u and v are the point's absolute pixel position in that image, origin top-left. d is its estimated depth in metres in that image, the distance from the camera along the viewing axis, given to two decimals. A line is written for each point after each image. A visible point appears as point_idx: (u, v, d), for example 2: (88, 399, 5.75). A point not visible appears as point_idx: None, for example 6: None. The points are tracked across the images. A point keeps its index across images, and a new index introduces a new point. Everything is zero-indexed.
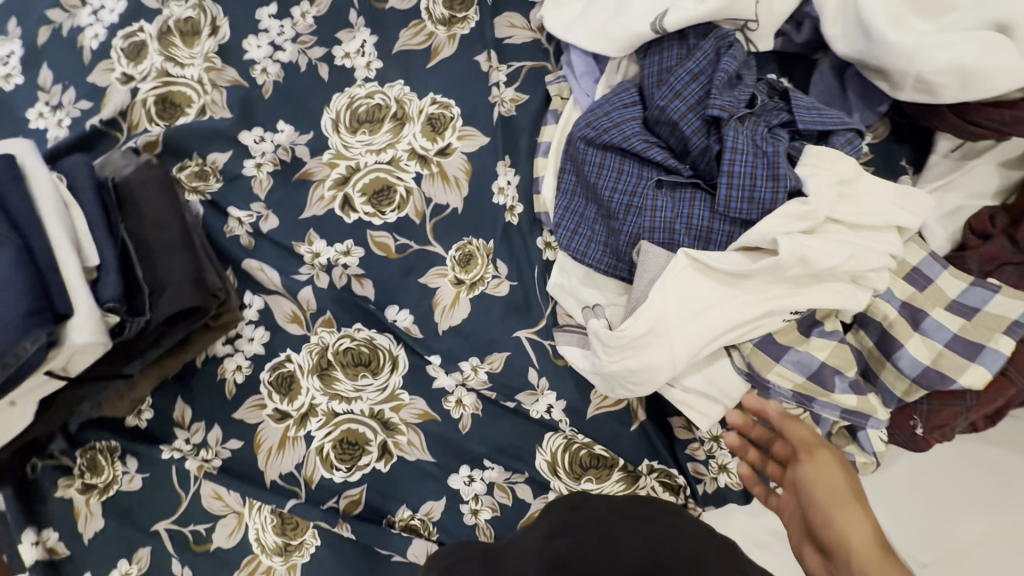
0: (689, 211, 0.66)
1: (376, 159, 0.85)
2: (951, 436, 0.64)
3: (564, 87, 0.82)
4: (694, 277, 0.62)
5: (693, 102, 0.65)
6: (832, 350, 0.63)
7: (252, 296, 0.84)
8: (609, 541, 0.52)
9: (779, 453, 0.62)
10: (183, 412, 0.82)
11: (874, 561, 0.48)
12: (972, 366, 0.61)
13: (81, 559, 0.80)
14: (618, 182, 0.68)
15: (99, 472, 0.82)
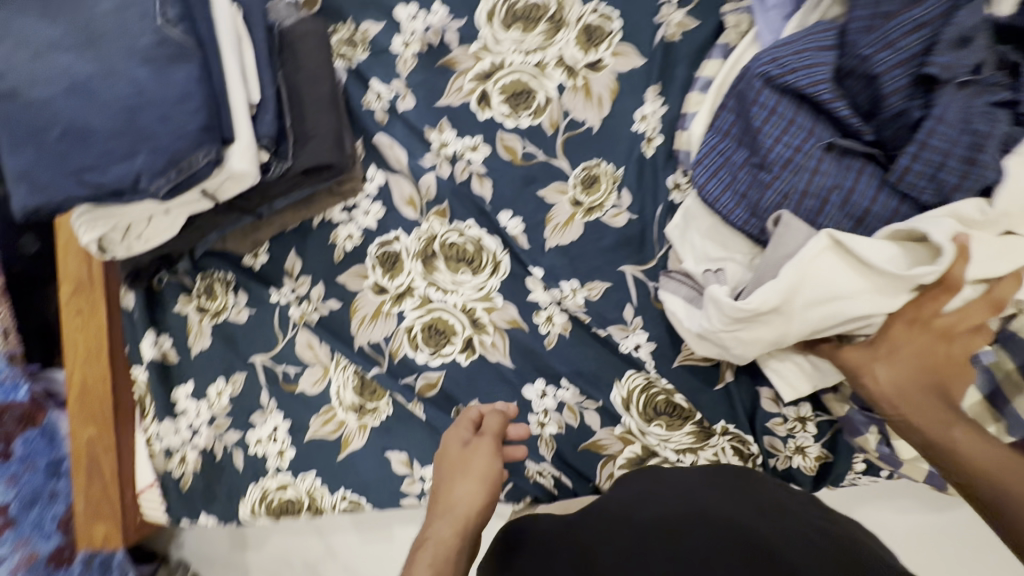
0: (850, 180, 0.62)
1: (522, 60, 0.82)
2: None
3: (743, 20, 0.75)
4: (834, 261, 0.58)
5: (901, 60, 0.59)
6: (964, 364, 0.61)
7: (375, 171, 0.86)
8: (697, 498, 0.57)
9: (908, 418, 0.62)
10: (293, 265, 0.88)
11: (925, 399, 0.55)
12: None
13: (188, 368, 0.89)
14: (784, 134, 0.64)
15: (214, 298, 0.90)
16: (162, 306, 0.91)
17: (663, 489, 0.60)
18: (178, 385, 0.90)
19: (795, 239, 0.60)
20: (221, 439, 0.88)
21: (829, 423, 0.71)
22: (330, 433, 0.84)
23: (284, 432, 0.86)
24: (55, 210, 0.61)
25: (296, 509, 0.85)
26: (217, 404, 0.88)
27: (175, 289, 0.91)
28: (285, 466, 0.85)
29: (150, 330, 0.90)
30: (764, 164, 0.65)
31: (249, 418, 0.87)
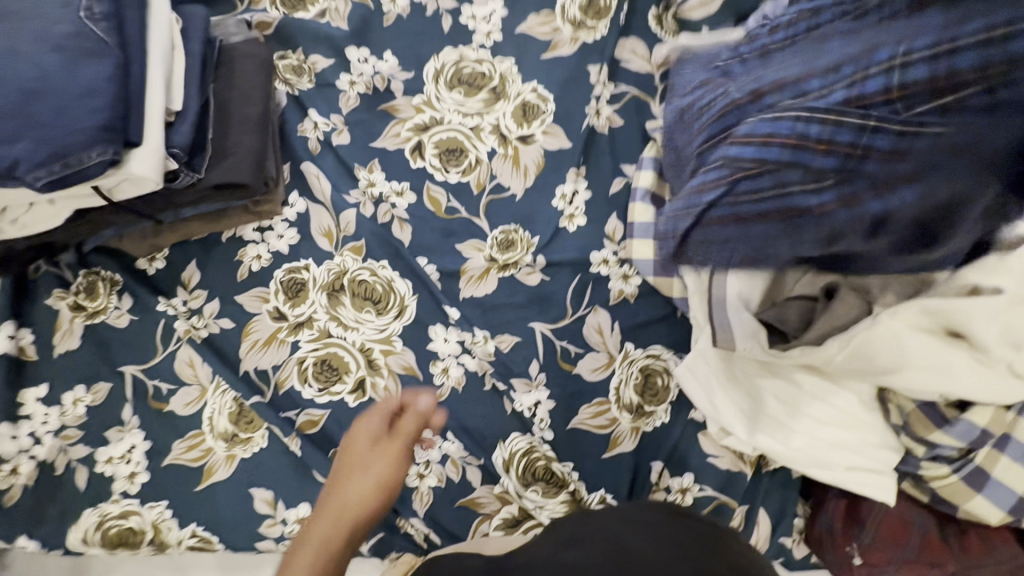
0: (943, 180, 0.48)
1: (460, 120, 0.87)
2: None
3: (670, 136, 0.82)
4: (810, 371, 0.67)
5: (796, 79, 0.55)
6: (886, 440, 0.64)
7: (297, 197, 0.85)
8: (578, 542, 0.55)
9: (833, 510, 0.69)
10: (191, 276, 0.84)
11: (873, 536, 0.65)
12: (976, 498, 0.60)
13: (44, 368, 0.82)
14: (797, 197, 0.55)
15: (94, 298, 0.84)
16: (32, 297, 0.83)
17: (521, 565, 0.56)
18: (27, 387, 0.81)
19: (850, 315, 0.62)
20: (66, 453, 0.80)
21: (710, 498, 0.74)
22: (192, 461, 0.78)
23: (141, 453, 0.79)
24: None
25: (135, 541, 0.77)
26: (71, 412, 0.81)
27: (51, 281, 0.83)
28: (132, 492, 0.78)
29: (8, 321, 0.81)
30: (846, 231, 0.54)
31: (104, 434, 0.80)
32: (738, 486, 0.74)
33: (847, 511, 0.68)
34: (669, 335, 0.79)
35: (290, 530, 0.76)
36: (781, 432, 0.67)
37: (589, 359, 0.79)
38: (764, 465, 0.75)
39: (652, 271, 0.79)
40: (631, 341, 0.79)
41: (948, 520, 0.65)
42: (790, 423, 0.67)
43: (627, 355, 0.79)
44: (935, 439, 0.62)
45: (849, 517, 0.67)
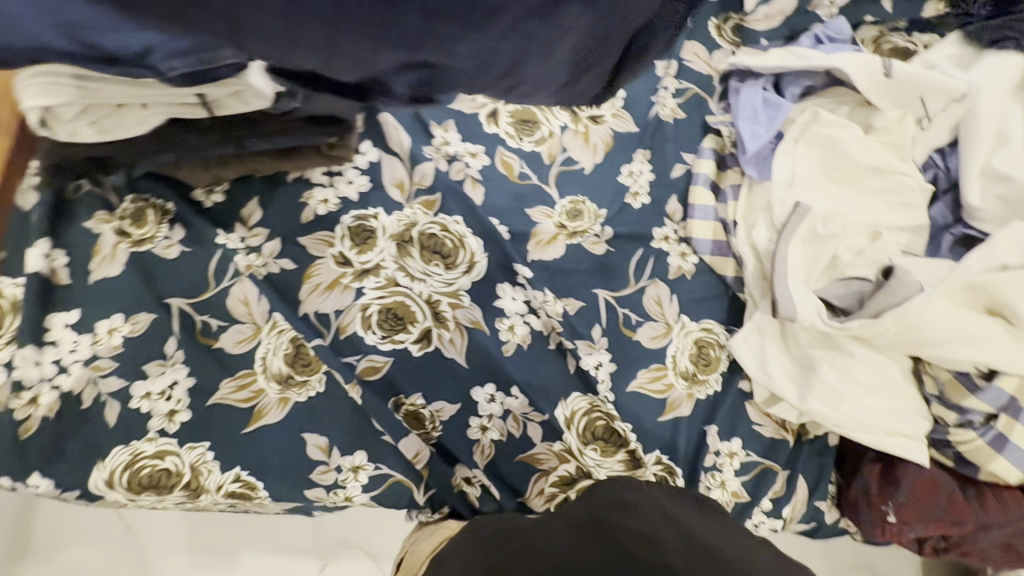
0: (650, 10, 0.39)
1: None
2: (905, 533, 0.73)
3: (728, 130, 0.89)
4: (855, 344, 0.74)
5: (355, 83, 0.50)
6: (920, 408, 0.73)
7: (369, 146, 0.85)
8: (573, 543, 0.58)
9: (871, 474, 0.75)
10: (252, 214, 0.81)
11: (910, 496, 0.73)
12: (997, 458, 0.69)
13: (77, 294, 0.75)
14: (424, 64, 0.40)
15: (142, 225, 0.79)
16: (69, 216, 0.77)
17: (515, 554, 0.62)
18: (55, 312, 0.74)
19: (905, 290, 0.70)
20: (95, 385, 0.73)
21: (755, 464, 0.79)
22: (240, 401, 0.75)
23: (184, 390, 0.75)
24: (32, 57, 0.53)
25: (167, 484, 0.71)
26: (105, 343, 0.74)
27: (94, 203, 0.78)
28: (171, 431, 0.73)
29: (45, 238, 0.74)
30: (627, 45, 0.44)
31: (141, 368, 0.74)
32: (780, 453, 0.79)
33: (885, 475, 0.75)
34: (722, 311, 0.84)
35: (344, 478, 0.75)
36: (833, 398, 0.73)
37: (649, 328, 0.83)
38: (804, 435, 0.81)
39: (711, 250, 0.85)
40: (688, 314, 0.84)
41: (968, 481, 0.74)
42: (843, 389, 0.73)
43: (683, 326, 0.83)
44: (969, 405, 0.71)
45: (885, 479, 0.74)
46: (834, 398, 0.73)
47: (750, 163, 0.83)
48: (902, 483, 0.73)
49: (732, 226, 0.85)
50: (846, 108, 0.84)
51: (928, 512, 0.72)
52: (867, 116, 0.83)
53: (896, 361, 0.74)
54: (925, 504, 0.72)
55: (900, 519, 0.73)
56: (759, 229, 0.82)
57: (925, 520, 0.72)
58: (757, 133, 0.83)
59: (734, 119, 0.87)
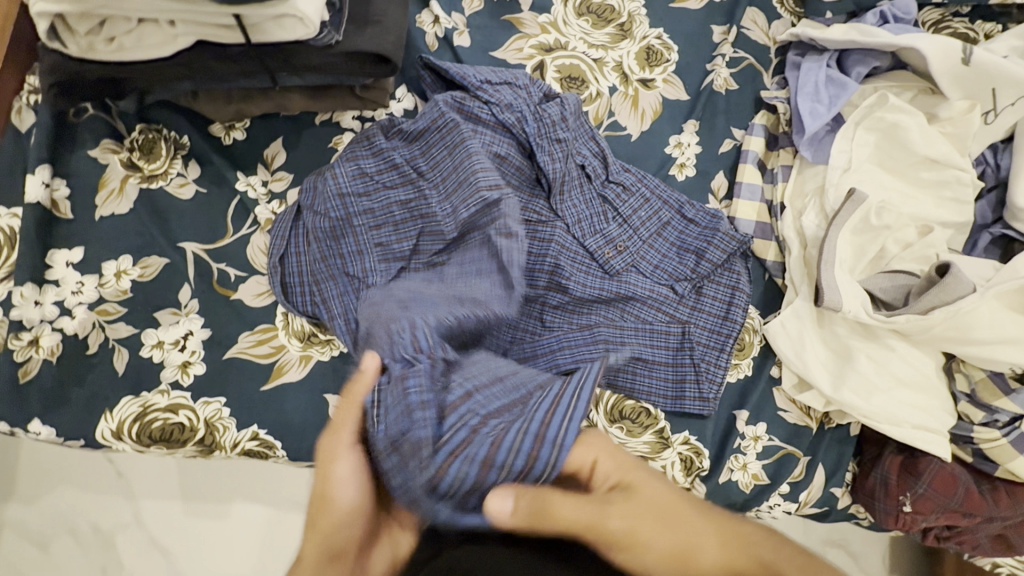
0: (584, 141, 0.79)
1: (584, 50, 0.84)
2: (917, 523, 0.76)
3: (785, 108, 0.84)
4: (892, 338, 0.74)
5: (679, 407, 0.76)
6: (947, 405, 0.74)
7: (405, 93, 0.79)
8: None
9: (893, 464, 0.76)
10: (275, 156, 0.75)
11: (929, 490, 0.74)
12: (1020, 458, 0.70)
13: (81, 230, 0.69)
14: (575, 246, 0.77)
15: (154, 159, 0.72)
16: (72, 142, 0.70)
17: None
18: (57, 248, 0.68)
19: (958, 289, 0.69)
20: (101, 331, 0.68)
21: (777, 447, 0.79)
22: (259, 356, 0.70)
23: (198, 341, 0.69)
24: None
25: (180, 440, 0.67)
26: (112, 286, 0.68)
27: (99, 131, 0.71)
28: (185, 384, 0.68)
29: (46, 165, 0.68)
30: (601, 175, 0.80)
31: (153, 315, 0.69)
32: (802, 439, 0.79)
33: (907, 465, 0.76)
34: (758, 296, 0.82)
35: None
36: (865, 389, 0.73)
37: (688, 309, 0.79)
38: (826, 424, 0.81)
39: (755, 231, 0.82)
40: None
41: (983, 477, 0.75)
42: (877, 381, 0.73)
43: None
44: (999, 405, 0.71)
45: (905, 470, 0.76)
46: (867, 389, 0.73)
47: (806, 146, 0.80)
48: (924, 473, 0.75)
49: (779, 209, 0.82)
50: (910, 93, 0.80)
51: (947, 504, 0.74)
52: (932, 104, 0.79)
53: (927, 356, 0.74)
54: (945, 496, 0.74)
55: (920, 508, 0.75)
56: (808, 213, 0.79)
57: (940, 510, 0.75)
58: (817, 112, 0.78)
59: (792, 95, 0.83)
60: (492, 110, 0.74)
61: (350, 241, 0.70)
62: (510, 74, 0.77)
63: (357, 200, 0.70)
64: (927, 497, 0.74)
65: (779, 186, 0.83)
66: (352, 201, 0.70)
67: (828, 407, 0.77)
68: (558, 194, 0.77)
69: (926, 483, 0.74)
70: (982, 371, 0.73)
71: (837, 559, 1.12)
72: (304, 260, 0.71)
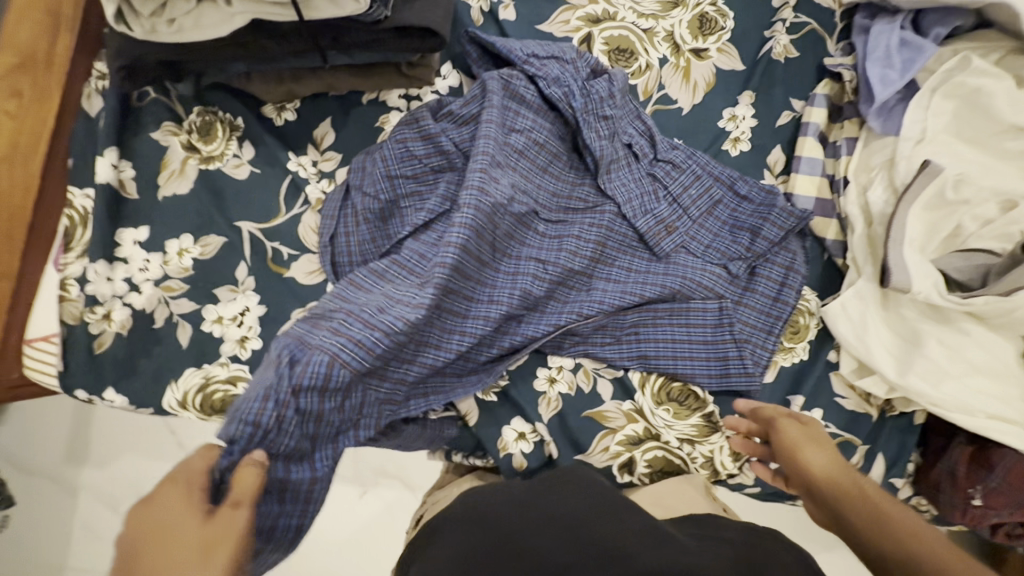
0: (630, 119, 0.77)
1: (633, 20, 0.81)
2: (988, 520, 0.70)
3: (851, 75, 0.78)
4: (967, 322, 0.69)
5: (725, 386, 0.74)
6: None
7: (450, 69, 0.78)
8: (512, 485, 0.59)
9: (961, 455, 0.72)
10: (324, 136, 0.76)
11: (1004, 485, 0.69)
12: None
13: (146, 210, 0.72)
14: (622, 227, 0.76)
15: (211, 140, 0.74)
16: (136, 125, 0.73)
17: (605, 499, 0.54)
18: (125, 227, 0.72)
19: None
20: (166, 306, 0.71)
21: (834, 435, 0.75)
22: None
23: (254, 317, 0.72)
24: None
25: None
26: (175, 263, 0.72)
27: (160, 114, 0.73)
28: (243, 357, 0.71)
29: (113, 148, 0.71)
30: (648, 155, 0.77)
31: (212, 292, 0.72)
32: (861, 426, 0.76)
33: (977, 456, 0.71)
34: (817, 277, 0.78)
35: None
36: (935, 376, 0.69)
37: (740, 289, 0.76)
38: (887, 411, 0.77)
39: (814, 208, 0.77)
40: None
41: None
42: (948, 367, 0.69)
43: None
44: None
45: (975, 462, 0.71)
46: (936, 375, 0.69)
47: (874, 116, 0.74)
48: (999, 465, 0.69)
49: (842, 184, 0.77)
50: (996, 55, 0.73)
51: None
52: (1021, 66, 0.72)
53: (1006, 341, 0.69)
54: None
55: (991, 503, 0.69)
56: (875, 188, 0.74)
57: (1016, 507, 0.69)
58: (889, 78, 0.73)
59: (859, 61, 0.77)
60: (538, 83, 0.73)
61: (398, 221, 0.72)
62: (557, 49, 0.75)
63: (406, 181, 0.71)
64: (1001, 492, 0.69)
65: (842, 159, 0.78)
66: (400, 182, 0.71)
67: (891, 394, 0.73)
68: (604, 174, 0.75)
69: (1001, 477, 0.69)
70: None
71: None
72: (353, 240, 0.71)
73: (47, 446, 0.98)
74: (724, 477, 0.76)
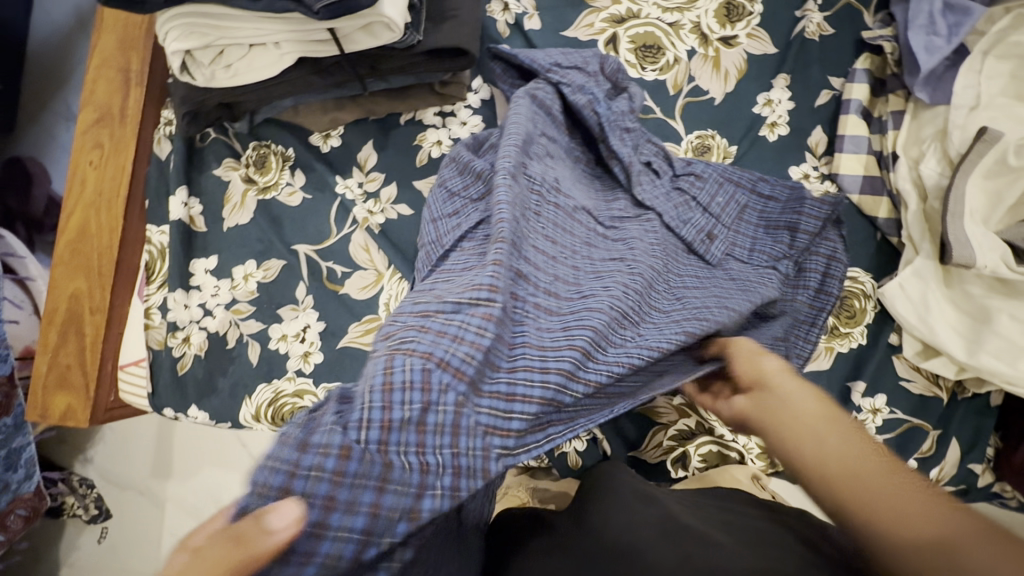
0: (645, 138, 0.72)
1: (658, 15, 0.81)
2: None
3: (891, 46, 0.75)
4: None
5: None
6: None
7: (481, 84, 0.81)
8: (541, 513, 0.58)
9: None
10: (367, 158, 0.80)
11: None
12: None
13: (214, 240, 0.78)
14: (669, 238, 0.68)
15: (265, 172, 0.80)
16: (200, 165, 0.80)
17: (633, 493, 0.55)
18: (196, 258, 0.79)
19: None
20: (237, 328, 0.77)
21: (901, 421, 0.72)
22: (368, 344, 0.76)
23: (315, 333, 0.77)
24: None
25: None
26: (242, 287, 0.77)
27: (220, 153, 0.80)
28: (307, 371, 0.76)
29: (182, 187, 0.78)
30: (668, 171, 0.72)
31: (277, 312, 0.77)
32: (931, 410, 0.72)
33: None
34: (871, 256, 0.75)
35: None
36: (1007, 353, 0.65)
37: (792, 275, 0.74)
38: (959, 394, 0.73)
39: (862, 187, 0.75)
40: None
41: None
42: (1022, 344, 0.65)
43: None
44: None
45: None
46: (1010, 353, 0.65)
47: (920, 86, 0.71)
48: None
49: (891, 159, 0.74)
50: None
51: None
52: None
53: None
54: None
55: None
56: (927, 162, 0.71)
57: None
58: (935, 46, 0.70)
59: (900, 31, 0.74)
60: (564, 90, 0.72)
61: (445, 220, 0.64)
62: (580, 61, 0.75)
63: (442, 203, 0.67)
64: None
65: (889, 135, 0.75)
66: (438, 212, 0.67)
67: (961, 375, 0.70)
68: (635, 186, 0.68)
69: None
70: None
71: None
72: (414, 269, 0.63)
73: (141, 461, 1.08)
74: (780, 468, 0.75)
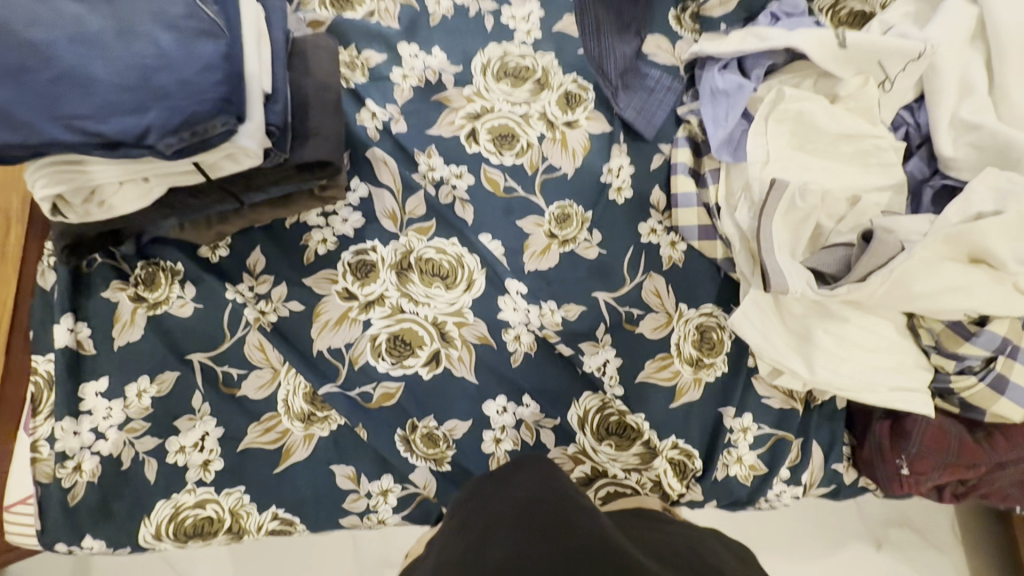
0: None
1: (509, 109, 0.94)
2: (922, 485, 0.77)
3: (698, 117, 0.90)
4: (845, 310, 0.77)
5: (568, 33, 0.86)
6: (917, 360, 0.76)
7: (358, 182, 0.88)
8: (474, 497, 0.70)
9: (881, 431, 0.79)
10: (256, 263, 0.85)
11: (923, 451, 0.76)
12: (1002, 399, 0.73)
13: (103, 362, 0.79)
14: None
15: (155, 288, 0.82)
16: (87, 290, 0.81)
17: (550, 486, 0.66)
18: (85, 382, 0.78)
19: (887, 250, 0.72)
20: (131, 446, 0.77)
21: (768, 435, 0.81)
22: (270, 443, 0.78)
23: (215, 440, 0.78)
24: (32, 152, 0.59)
25: (211, 530, 0.75)
26: (135, 405, 0.78)
27: (107, 276, 0.82)
28: (208, 480, 0.76)
29: (67, 314, 0.79)
30: None
31: (173, 424, 0.78)
32: (790, 422, 0.81)
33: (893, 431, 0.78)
34: (717, 293, 0.86)
35: (375, 503, 0.79)
36: (832, 363, 0.75)
37: (651, 318, 0.84)
38: (812, 402, 0.83)
39: (697, 236, 0.87)
40: (685, 302, 0.85)
41: (975, 426, 0.77)
42: (840, 353, 0.76)
43: (681, 315, 0.85)
44: (965, 352, 0.74)
45: (894, 434, 0.78)
46: (833, 363, 0.75)
47: (722, 149, 0.86)
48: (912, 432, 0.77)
49: (716, 210, 0.87)
50: (810, 80, 0.86)
51: (944, 461, 0.76)
52: (832, 85, 0.85)
53: (885, 319, 0.77)
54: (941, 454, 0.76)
55: (920, 470, 0.76)
56: (742, 210, 0.84)
57: (942, 468, 0.76)
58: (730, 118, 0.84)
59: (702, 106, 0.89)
60: None
61: None
62: None
63: None
64: (922, 459, 0.76)
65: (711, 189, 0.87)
66: None
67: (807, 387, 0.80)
68: None
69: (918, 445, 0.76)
70: (948, 324, 0.75)
71: (896, 537, 1.12)
72: None
73: None
74: (681, 498, 0.80)
